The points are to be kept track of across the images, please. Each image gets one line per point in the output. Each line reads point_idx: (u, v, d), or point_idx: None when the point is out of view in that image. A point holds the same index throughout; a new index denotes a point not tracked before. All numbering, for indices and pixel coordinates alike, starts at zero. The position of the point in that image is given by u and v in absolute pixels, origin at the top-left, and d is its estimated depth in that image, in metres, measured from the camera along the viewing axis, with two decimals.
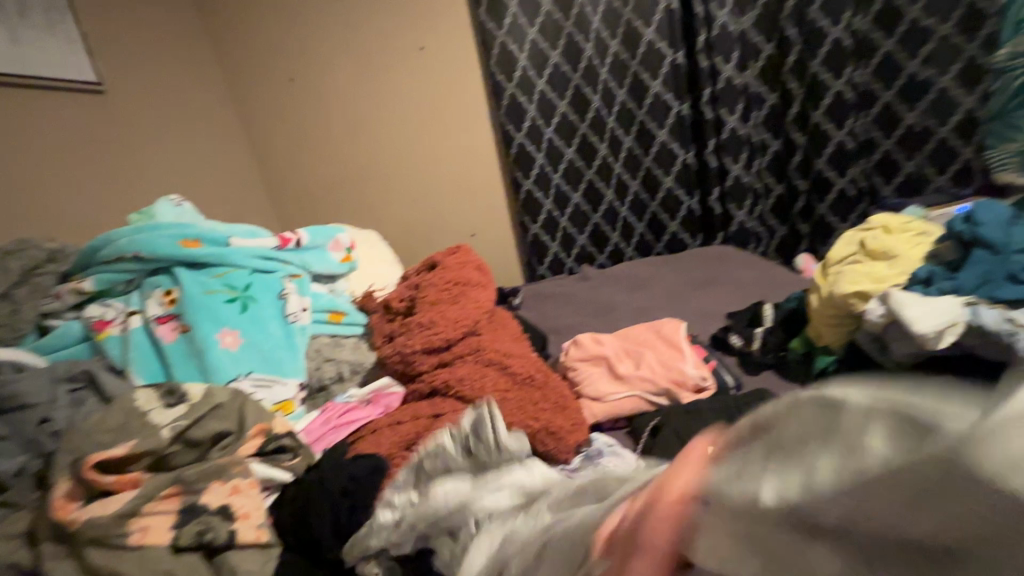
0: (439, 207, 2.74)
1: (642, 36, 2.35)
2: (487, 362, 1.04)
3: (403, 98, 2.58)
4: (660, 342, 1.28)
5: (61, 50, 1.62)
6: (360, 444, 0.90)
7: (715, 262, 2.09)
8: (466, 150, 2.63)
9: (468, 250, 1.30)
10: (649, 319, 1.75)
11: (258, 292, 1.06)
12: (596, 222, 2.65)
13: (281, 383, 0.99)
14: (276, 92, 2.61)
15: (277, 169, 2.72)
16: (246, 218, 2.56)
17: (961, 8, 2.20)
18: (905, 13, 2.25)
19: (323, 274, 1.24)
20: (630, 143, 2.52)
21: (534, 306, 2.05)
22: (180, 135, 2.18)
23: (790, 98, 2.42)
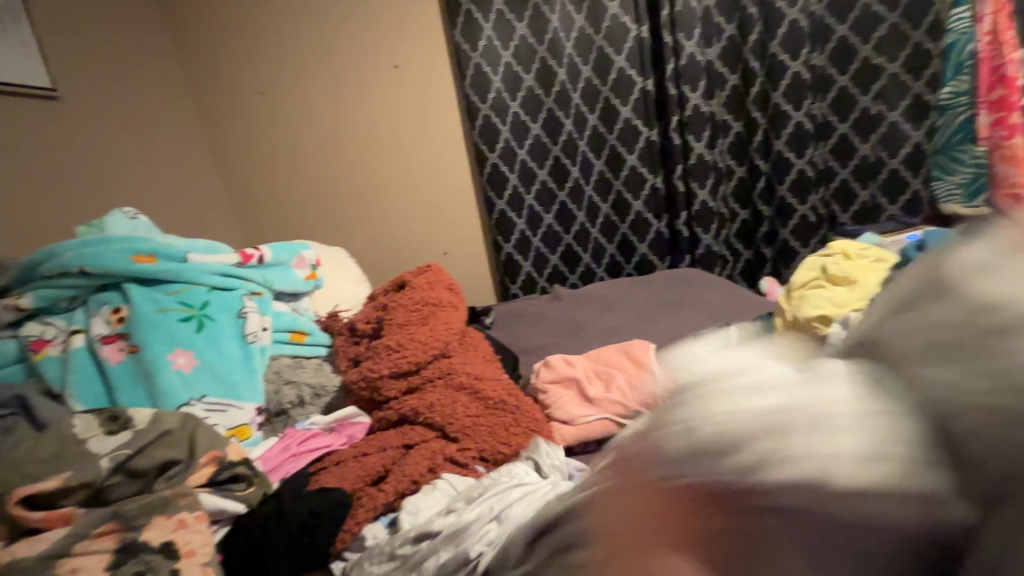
0: (411, 225, 2.72)
1: (614, 63, 2.41)
2: (458, 388, 1.05)
3: (377, 116, 2.56)
4: (629, 364, 1.29)
5: (14, 53, 1.55)
6: (323, 478, 0.88)
7: (684, 284, 2.13)
8: (439, 169, 2.63)
9: (438, 269, 1.28)
10: (619, 340, 1.76)
11: (216, 311, 1.00)
12: (567, 243, 2.68)
13: (237, 408, 0.93)
14: (244, 105, 2.56)
15: (244, 182, 2.65)
16: (209, 233, 2.47)
17: (908, 48, 2.35)
18: (858, 52, 2.39)
19: (287, 292, 1.20)
20: (600, 166, 2.57)
21: (506, 326, 2.03)
22: (141, 144, 2.10)
23: (754, 127, 2.52)
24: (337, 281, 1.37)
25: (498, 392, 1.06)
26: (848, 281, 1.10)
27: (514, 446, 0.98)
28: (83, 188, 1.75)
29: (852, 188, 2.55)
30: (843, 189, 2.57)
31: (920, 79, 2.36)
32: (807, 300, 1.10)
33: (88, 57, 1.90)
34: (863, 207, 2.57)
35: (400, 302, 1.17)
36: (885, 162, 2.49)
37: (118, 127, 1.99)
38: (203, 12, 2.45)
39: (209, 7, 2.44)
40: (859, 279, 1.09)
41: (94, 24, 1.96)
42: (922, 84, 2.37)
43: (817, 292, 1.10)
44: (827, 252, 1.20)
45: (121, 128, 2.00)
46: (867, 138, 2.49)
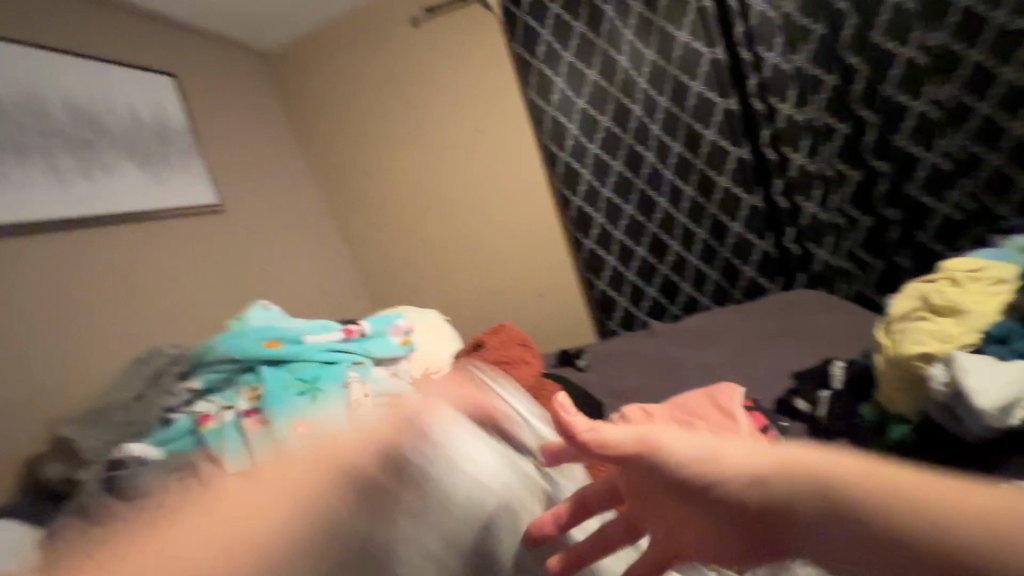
0: (508, 271, 2.87)
1: (690, 90, 2.36)
2: None
3: (468, 177, 2.80)
4: (712, 410, 1.23)
5: (190, 183, 2.02)
6: None
7: (792, 308, 1.94)
8: (528, 216, 2.76)
9: (509, 328, 1.40)
10: (715, 378, 1.67)
11: (325, 383, 1.21)
12: (664, 274, 2.59)
13: None
14: (360, 185, 2.97)
15: (364, 250, 3.04)
16: (338, 297, 2.86)
17: None
18: (989, 20, 2.04)
19: (385, 359, 1.38)
20: (690, 192, 2.47)
21: (600, 366, 2.02)
22: (285, 233, 2.57)
23: (864, 126, 2.25)
24: (429, 341, 1.53)
25: None
26: (954, 312, 0.95)
27: None
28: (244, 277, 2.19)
29: (1012, 174, 2.12)
30: (998, 177, 2.15)
31: None
32: (908, 336, 0.96)
33: (242, 172, 2.39)
34: None
35: (477, 363, 1.29)
36: None
37: (267, 223, 2.46)
38: (324, 116, 2.94)
39: (329, 111, 2.92)
40: (968, 310, 0.94)
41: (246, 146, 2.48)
42: None
43: (921, 327, 0.96)
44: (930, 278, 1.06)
45: (271, 225, 2.48)
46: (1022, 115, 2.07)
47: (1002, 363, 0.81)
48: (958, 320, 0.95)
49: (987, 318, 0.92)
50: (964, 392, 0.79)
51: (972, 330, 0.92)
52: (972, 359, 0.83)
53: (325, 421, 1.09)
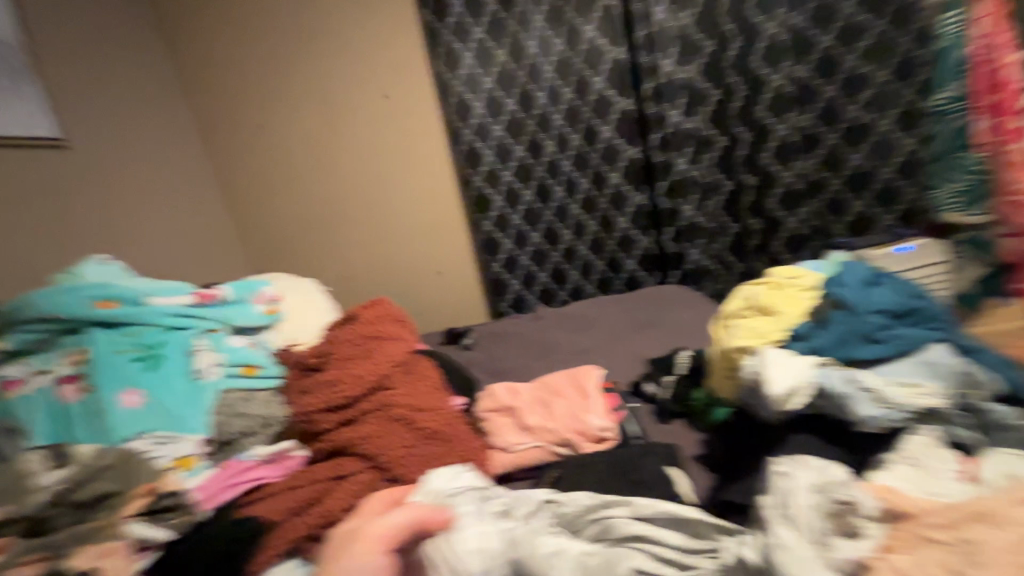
0: (403, 247, 2.78)
1: (593, 85, 2.45)
2: (395, 419, 1.11)
3: (368, 143, 2.66)
4: (573, 391, 1.32)
5: (20, 111, 1.69)
6: (254, 505, 0.96)
7: (662, 301, 2.11)
8: (427, 190, 2.68)
9: (386, 303, 1.37)
10: (585, 362, 1.78)
11: (169, 351, 1.12)
12: (556, 261, 2.69)
13: (181, 440, 1.02)
14: (246, 137, 2.71)
15: (246, 210, 2.80)
16: (211, 258, 2.59)
17: None
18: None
19: (246, 327, 1.31)
20: (586, 185, 2.58)
21: (484, 346, 2.05)
22: (148, 179, 2.27)
23: (739, 142, 2.49)
24: (299, 311, 1.45)
25: (435, 423, 1.12)
26: (772, 312, 1.09)
27: None
28: (89, 223, 1.91)
29: None
30: None
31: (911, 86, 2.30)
32: (735, 332, 1.09)
33: (95, 104, 2.06)
34: (858, 219, 2.50)
35: (345, 337, 1.25)
36: None
37: (126, 166, 2.16)
38: (207, 54, 2.63)
39: (214, 50, 2.62)
40: (782, 311, 1.08)
41: (104, 73, 2.15)
42: None
43: (744, 324, 1.10)
44: (759, 282, 1.20)
45: (131, 168, 2.18)
46: None
47: (796, 358, 0.95)
48: (774, 319, 1.08)
49: (798, 318, 1.06)
50: (763, 381, 0.92)
51: (783, 329, 1.05)
52: (774, 352, 0.96)
53: (165, 394, 1.05)
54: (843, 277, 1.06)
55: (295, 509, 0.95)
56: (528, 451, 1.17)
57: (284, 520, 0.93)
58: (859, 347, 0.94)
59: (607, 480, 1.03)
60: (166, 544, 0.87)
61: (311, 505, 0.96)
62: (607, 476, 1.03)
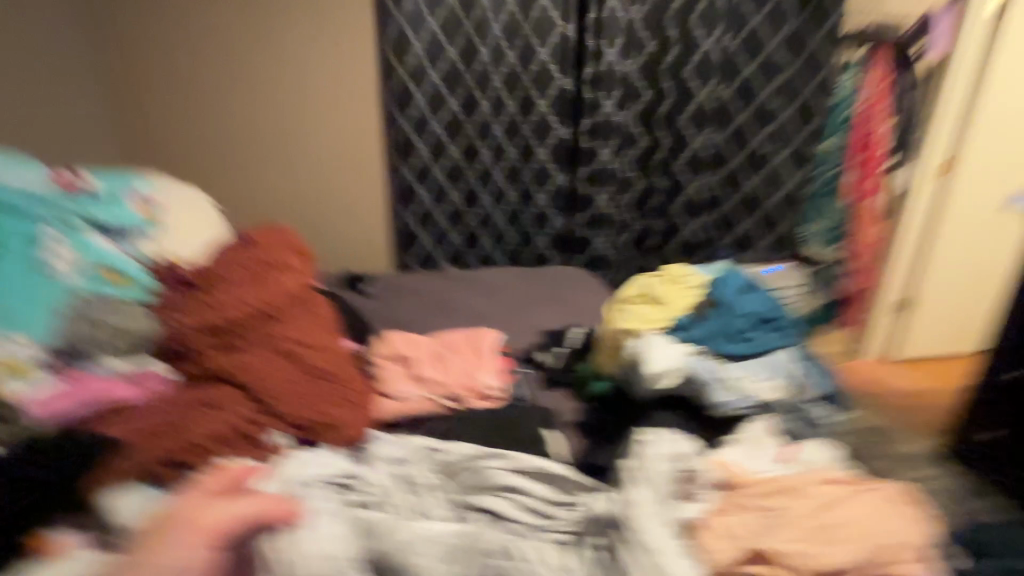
0: (312, 178, 2.58)
1: (537, 55, 2.42)
2: (280, 352, 1.06)
3: (285, 52, 2.38)
4: (468, 349, 1.35)
5: None
6: (103, 425, 0.87)
7: (565, 281, 2.21)
8: (348, 122, 2.50)
9: (286, 230, 1.28)
10: (483, 325, 1.82)
11: (9, 240, 0.98)
12: (470, 224, 2.68)
13: (16, 341, 0.91)
14: (132, 8, 2.26)
15: (125, 97, 2.37)
16: (73, 143, 2.16)
17: (801, 99, 2.57)
18: (758, 93, 2.56)
19: (116, 229, 1.15)
20: (512, 155, 2.58)
21: (382, 296, 1.98)
22: (6, 31, 1.82)
23: (659, 146, 2.64)
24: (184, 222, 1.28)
25: (324, 361, 1.09)
26: (660, 302, 1.20)
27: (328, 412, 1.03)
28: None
29: (735, 218, 2.76)
30: (728, 218, 2.76)
31: (805, 130, 2.61)
32: (625, 316, 1.19)
33: None
34: (741, 238, 2.80)
35: (233, 260, 1.16)
36: (765, 200, 2.73)
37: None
38: None
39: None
40: (669, 302, 1.19)
41: None
42: (805, 135, 2.62)
43: (634, 310, 1.20)
44: (655, 274, 1.30)
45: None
46: (754, 176, 2.69)
47: (674, 347, 1.04)
48: (661, 309, 1.20)
49: (680, 309, 1.18)
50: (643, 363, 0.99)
51: (667, 318, 1.17)
52: (655, 338, 1.05)
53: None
54: (721, 281, 1.18)
55: (154, 432, 0.88)
56: (416, 400, 1.19)
57: (138, 443, 0.86)
58: (726, 343, 1.08)
59: (490, 435, 1.08)
60: None
61: (176, 430, 0.89)
62: (489, 431, 1.09)
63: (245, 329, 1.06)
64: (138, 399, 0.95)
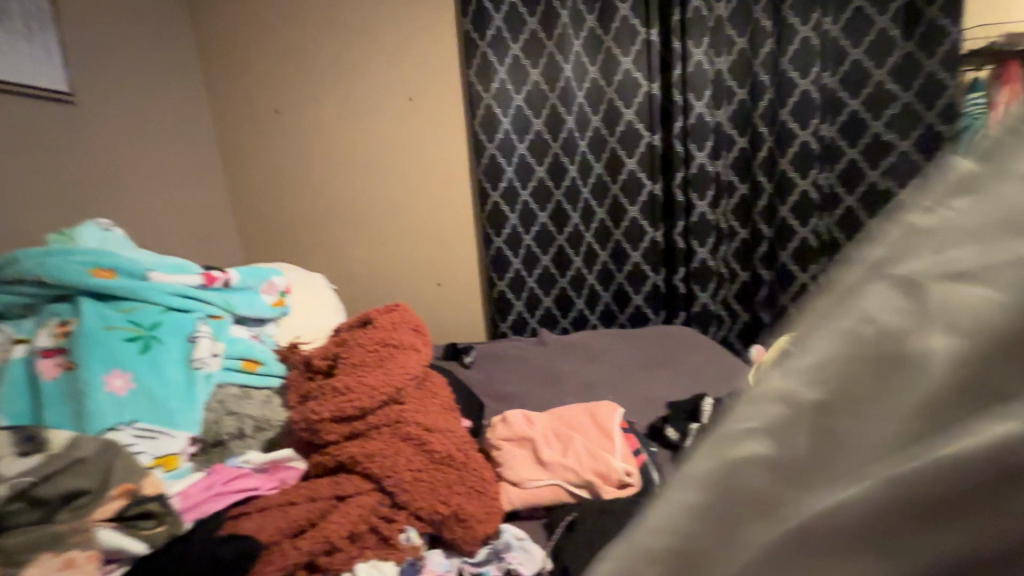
0: (404, 256, 2.63)
1: (622, 116, 2.36)
2: (405, 438, 1.01)
3: (384, 141, 2.55)
4: (591, 427, 1.23)
5: (34, 59, 1.54)
6: (240, 523, 0.85)
7: (674, 342, 2.02)
8: (442, 199, 2.57)
9: (405, 309, 1.28)
10: (594, 396, 1.67)
11: (165, 333, 0.99)
12: (563, 287, 2.51)
13: (169, 436, 0.91)
14: (258, 120, 2.56)
15: (249, 197, 2.63)
16: (206, 240, 2.39)
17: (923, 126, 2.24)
18: (868, 127, 2.28)
19: (249, 317, 1.19)
20: (602, 215, 2.45)
21: (482, 368, 1.91)
22: (159, 151, 2.12)
23: (759, 192, 2.42)
24: (305, 308, 1.35)
25: (447, 447, 1.02)
26: None
27: (454, 506, 0.96)
28: (87, 189, 1.74)
29: None
30: None
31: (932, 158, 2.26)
32: None
33: (113, 63, 1.91)
34: None
35: (358, 341, 1.15)
36: None
37: (138, 133, 2.00)
38: (231, 29, 2.48)
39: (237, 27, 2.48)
40: None
41: (128, 35, 2.02)
42: None
43: None
44: None
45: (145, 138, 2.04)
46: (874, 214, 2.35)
47: None
48: None
49: None
50: None
51: None
52: None
53: (154, 380, 0.93)
54: None
55: (287, 532, 0.85)
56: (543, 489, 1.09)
57: (274, 543, 0.82)
58: None
59: None
60: (138, 558, 0.74)
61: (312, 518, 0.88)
62: None
63: (371, 417, 1.02)
64: (271, 490, 0.94)
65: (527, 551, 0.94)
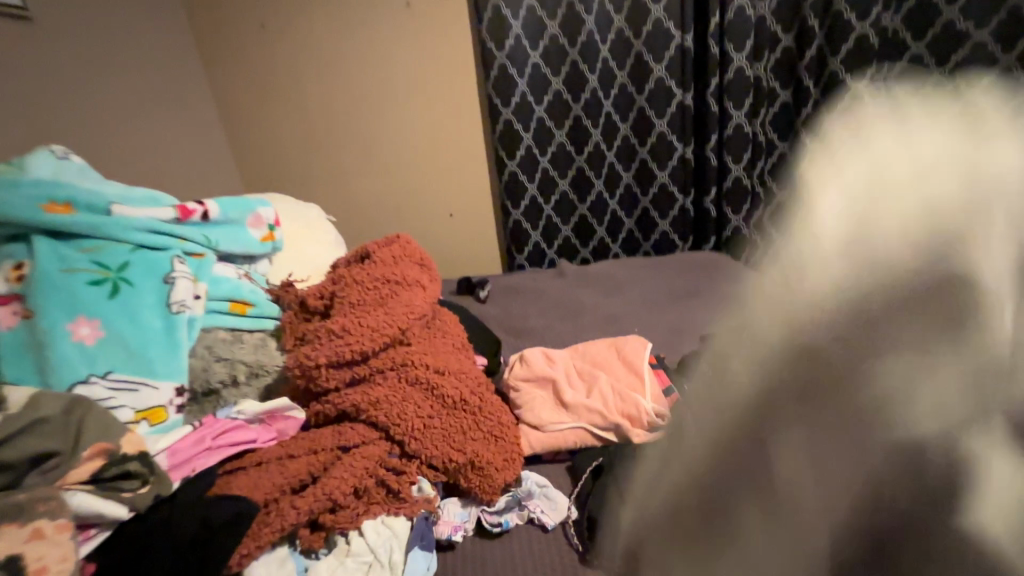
0: (410, 186, 2.41)
1: (650, 12, 2.01)
2: (412, 382, 0.91)
3: (381, 56, 2.22)
4: (615, 363, 1.12)
5: None
6: (234, 480, 0.77)
7: (705, 270, 1.86)
8: (448, 121, 2.30)
9: (406, 240, 1.15)
10: (619, 330, 1.55)
11: (137, 275, 0.88)
12: (582, 213, 2.33)
13: (152, 388, 0.82)
14: (238, 34, 2.21)
15: (236, 123, 2.34)
16: (201, 174, 2.20)
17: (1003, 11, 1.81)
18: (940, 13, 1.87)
19: (236, 254, 1.07)
20: (625, 130, 2.20)
21: (497, 303, 1.79)
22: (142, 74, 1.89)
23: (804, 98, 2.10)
24: (297, 242, 1.23)
25: (459, 389, 0.93)
26: None
27: (470, 453, 0.87)
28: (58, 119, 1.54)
29: None
30: None
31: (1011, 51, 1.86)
32: None
33: None
34: None
35: (355, 277, 1.04)
36: None
37: (111, 54, 1.77)
38: None
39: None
40: None
41: None
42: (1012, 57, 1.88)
43: None
44: None
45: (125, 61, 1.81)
46: None
47: None
48: None
49: None
50: None
51: None
52: None
53: (127, 328, 0.83)
54: None
55: (287, 488, 0.77)
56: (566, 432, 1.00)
57: (272, 503, 0.75)
58: None
59: None
60: (120, 521, 0.68)
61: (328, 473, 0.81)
62: None
63: (373, 361, 0.92)
64: (269, 443, 0.87)
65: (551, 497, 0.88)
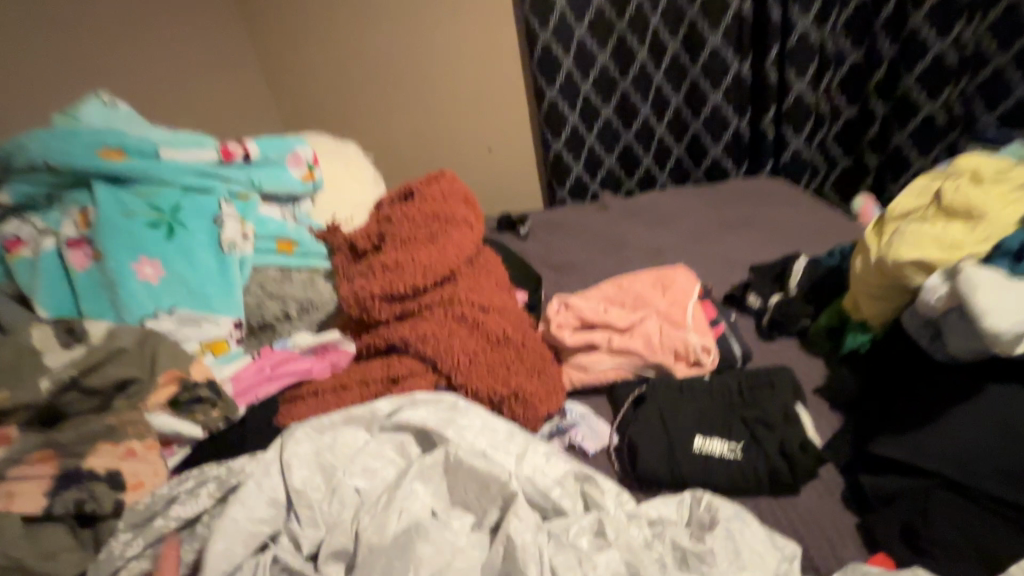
0: (446, 121, 2.28)
1: None
2: (456, 317, 0.93)
3: None
4: (659, 291, 1.07)
5: None
6: (294, 410, 0.84)
7: (763, 198, 1.72)
8: (482, 52, 2.11)
9: (453, 177, 1.11)
10: (663, 262, 1.50)
11: (188, 217, 0.92)
12: (628, 141, 2.15)
13: (212, 322, 0.87)
14: None
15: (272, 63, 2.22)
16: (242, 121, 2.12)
17: None
18: None
19: (280, 194, 1.09)
20: (676, 46, 1.95)
21: (542, 238, 1.73)
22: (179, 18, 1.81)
23: None
24: (338, 180, 1.22)
25: (503, 327, 0.94)
26: (969, 216, 0.80)
27: (513, 385, 0.89)
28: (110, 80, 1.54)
29: None
30: None
31: None
32: (903, 237, 0.82)
33: None
34: None
35: (405, 214, 1.03)
36: None
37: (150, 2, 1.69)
38: None
39: None
40: (989, 213, 0.78)
41: None
42: None
43: (921, 227, 0.82)
44: (948, 174, 0.89)
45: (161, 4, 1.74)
46: None
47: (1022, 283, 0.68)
48: (972, 225, 0.80)
49: (1005, 223, 0.78)
50: (970, 311, 0.66)
51: (984, 239, 0.78)
52: (983, 270, 0.69)
53: (185, 267, 0.88)
54: None
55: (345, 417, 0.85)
56: (618, 372, 0.97)
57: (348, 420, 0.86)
58: None
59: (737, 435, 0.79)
60: (196, 441, 0.76)
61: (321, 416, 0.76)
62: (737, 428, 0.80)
63: (428, 302, 0.94)
64: (324, 373, 0.91)
65: (592, 425, 0.90)
